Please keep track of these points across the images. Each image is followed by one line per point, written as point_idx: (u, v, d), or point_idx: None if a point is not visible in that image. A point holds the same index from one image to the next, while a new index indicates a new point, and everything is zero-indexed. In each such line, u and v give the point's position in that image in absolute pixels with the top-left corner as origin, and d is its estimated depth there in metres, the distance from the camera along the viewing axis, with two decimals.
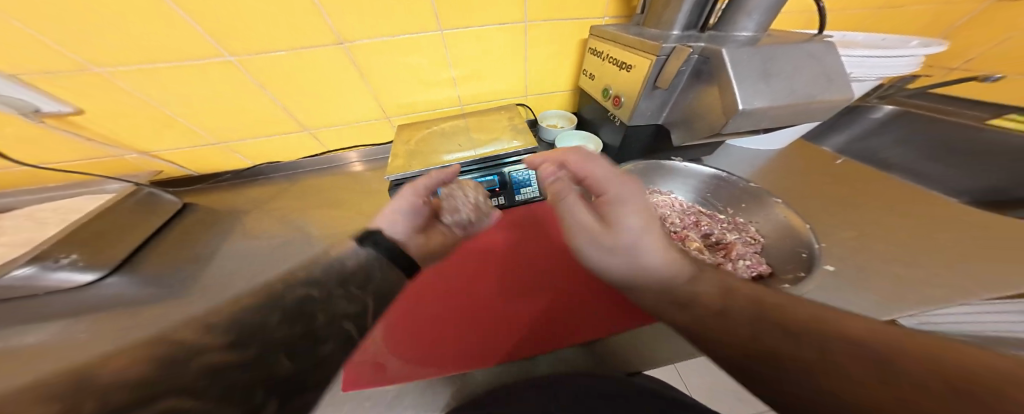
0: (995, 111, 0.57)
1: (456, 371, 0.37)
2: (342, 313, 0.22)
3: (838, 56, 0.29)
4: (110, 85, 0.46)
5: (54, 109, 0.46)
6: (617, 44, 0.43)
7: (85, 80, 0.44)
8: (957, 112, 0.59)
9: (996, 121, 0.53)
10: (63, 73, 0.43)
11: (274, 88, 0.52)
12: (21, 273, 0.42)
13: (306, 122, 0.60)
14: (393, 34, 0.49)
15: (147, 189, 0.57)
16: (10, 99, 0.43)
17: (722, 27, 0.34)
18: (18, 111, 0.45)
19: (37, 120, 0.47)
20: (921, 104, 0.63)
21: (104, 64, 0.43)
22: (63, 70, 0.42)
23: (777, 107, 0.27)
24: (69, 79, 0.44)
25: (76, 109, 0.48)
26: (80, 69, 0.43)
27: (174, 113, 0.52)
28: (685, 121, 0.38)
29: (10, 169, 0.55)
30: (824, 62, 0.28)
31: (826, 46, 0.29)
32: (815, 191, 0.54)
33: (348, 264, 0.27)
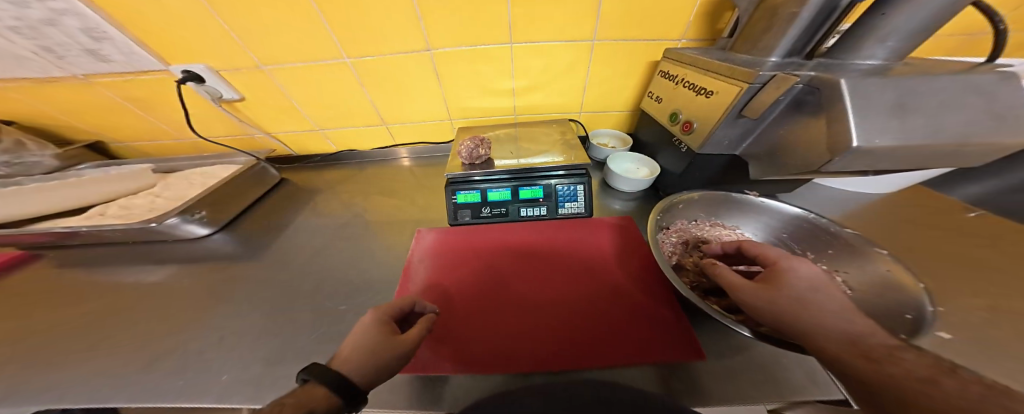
0: None
1: (478, 372, 0.37)
2: None
3: (1022, 89, 0.24)
4: (266, 79, 0.58)
5: (229, 96, 0.60)
6: (698, 68, 0.42)
7: (252, 76, 0.57)
8: None
9: None
10: (240, 69, 0.56)
11: (370, 86, 0.60)
12: (170, 222, 0.53)
13: (384, 118, 0.67)
14: (472, 45, 0.54)
15: (262, 164, 0.70)
16: (209, 88, 0.58)
17: (840, 54, 0.31)
18: (210, 97, 0.60)
19: (217, 104, 0.62)
20: None
21: (268, 63, 0.55)
22: (242, 67, 0.55)
23: (906, 147, 0.23)
24: (243, 74, 0.57)
25: (241, 97, 0.61)
26: (253, 67, 0.55)
27: (296, 103, 0.63)
28: (771, 155, 0.35)
29: (186, 140, 0.72)
30: (992, 98, 0.24)
31: (1001, 76, 0.24)
32: (937, 248, 0.44)
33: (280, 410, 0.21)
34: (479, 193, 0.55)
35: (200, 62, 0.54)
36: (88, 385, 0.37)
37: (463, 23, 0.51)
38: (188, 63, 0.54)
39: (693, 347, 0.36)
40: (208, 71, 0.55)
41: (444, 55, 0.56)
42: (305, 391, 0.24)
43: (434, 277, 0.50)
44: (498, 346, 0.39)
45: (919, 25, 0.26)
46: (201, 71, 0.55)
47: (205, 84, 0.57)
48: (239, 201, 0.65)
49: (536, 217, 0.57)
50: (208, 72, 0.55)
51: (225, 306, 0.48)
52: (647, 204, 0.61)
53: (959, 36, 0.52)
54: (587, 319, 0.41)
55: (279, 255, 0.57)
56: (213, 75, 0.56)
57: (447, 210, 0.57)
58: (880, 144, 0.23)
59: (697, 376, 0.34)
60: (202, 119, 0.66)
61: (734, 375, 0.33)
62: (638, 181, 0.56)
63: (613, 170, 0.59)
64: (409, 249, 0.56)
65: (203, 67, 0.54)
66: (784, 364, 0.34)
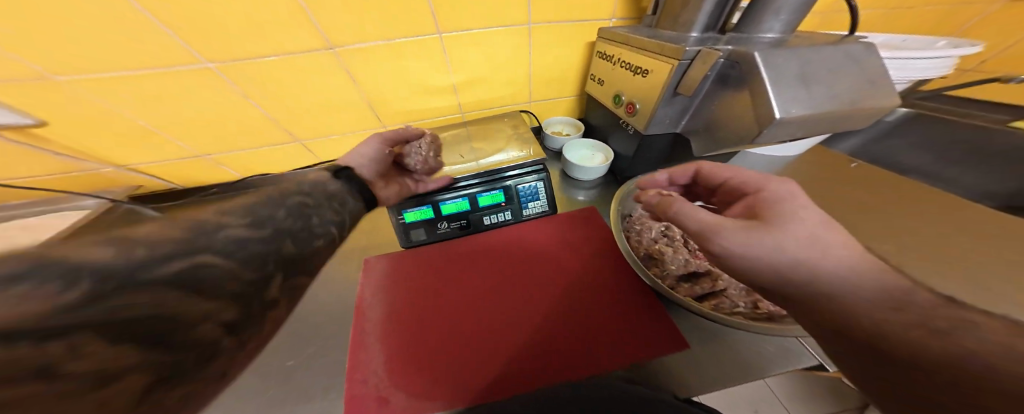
0: (1019, 112, 0.56)
1: (461, 405, 0.33)
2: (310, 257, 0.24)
3: (879, 55, 0.27)
4: (73, 94, 0.41)
5: (13, 121, 0.41)
6: (630, 48, 0.42)
7: (47, 90, 0.40)
8: (975, 114, 0.59)
9: (1016, 122, 0.53)
10: (15, 81, 0.38)
11: (259, 95, 0.48)
12: None
13: (298, 134, 0.56)
14: (389, 39, 0.46)
15: (126, 205, 0.52)
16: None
17: (744, 29, 0.32)
18: None
19: None
20: (937, 106, 0.63)
21: (63, 73, 0.38)
22: (10, 78, 0.38)
23: (817, 114, 0.25)
24: (21, 88, 0.39)
25: (39, 121, 0.43)
26: (36, 77, 0.38)
27: (147, 123, 0.47)
28: (707, 130, 0.36)
29: None
30: (864, 63, 0.27)
31: (866, 45, 0.27)
32: (832, 197, 0.54)
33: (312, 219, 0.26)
34: (432, 207, 0.49)
35: None
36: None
37: (370, 11, 0.42)
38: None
39: (677, 338, 0.38)
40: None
41: (355, 51, 0.46)
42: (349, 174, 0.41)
43: (399, 310, 0.44)
44: (478, 370, 0.36)
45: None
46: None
47: None
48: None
49: (501, 223, 0.53)
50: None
51: None
52: (607, 190, 0.62)
53: (822, 14, 0.61)
54: (575, 323, 0.40)
55: None
56: None
57: (396, 232, 0.50)
58: (796, 114, 0.25)
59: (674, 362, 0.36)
60: None
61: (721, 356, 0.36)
62: (597, 169, 0.55)
63: (570, 160, 0.58)
64: (359, 285, 0.48)
65: None
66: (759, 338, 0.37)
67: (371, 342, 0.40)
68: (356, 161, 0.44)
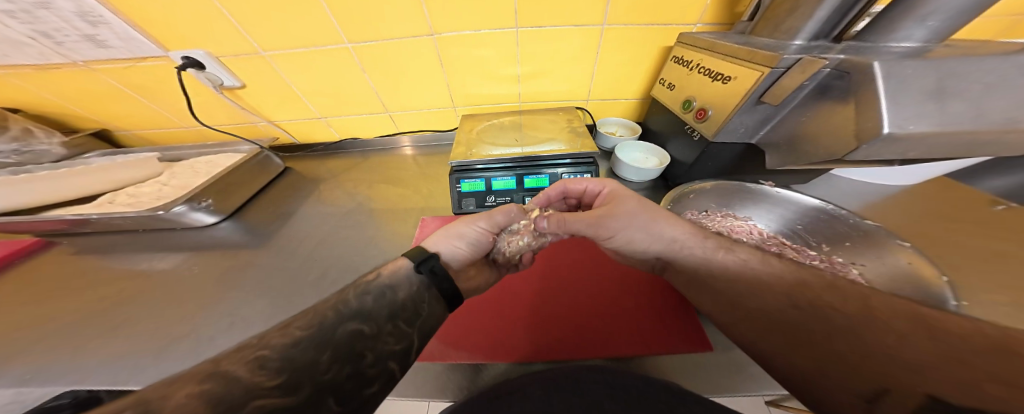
0: None
1: (480, 359, 0.38)
2: (387, 351, 0.23)
3: None
4: (266, 65, 0.57)
5: (230, 83, 0.60)
6: (714, 53, 0.40)
7: (251, 62, 0.56)
8: None
9: None
10: (239, 55, 0.55)
11: (372, 74, 0.59)
12: (178, 209, 0.53)
13: (387, 106, 0.66)
14: (475, 30, 0.52)
15: (265, 152, 0.70)
16: (210, 74, 0.57)
17: (869, 36, 0.28)
18: (211, 84, 0.59)
19: (219, 91, 0.62)
20: None
21: (268, 49, 0.54)
22: (241, 53, 0.54)
23: (943, 133, 0.22)
24: (241, 61, 0.56)
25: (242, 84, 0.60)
26: (253, 53, 0.54)
27: (298, 90, 0.62)
28: (789, 144, 0.33)
29: (189, 128, 0.72)
30: None
31: None
32: (961, 241, 0.43)
33: (398, 295, 0.29)
34: (483, 181, 0.54)
35: (201, 48, 0.53)
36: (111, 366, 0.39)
37: (466, 8, 0.49)
38: (187, 49, 0.53)
39: (700, 339, 0.37)
40: (208, 57, 0.54)
41: (451, 40, 0.54)
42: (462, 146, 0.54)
43: None
44: (498, 333, 0.40)
45: (965, 2, 0.24)
46: (201, 57, 0.54)
47: (206, 71, 0.56)
48: (244, 189, 0.65)
49: None
50: (208, 58, 0.54)
51: (232, 293, 0.48)
52: (654, 195, 0.60)
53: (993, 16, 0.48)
54: (595, 310, 0.41)
55: (284, 242, 0.57)
56: (213, 62, 0.55)
57: (451, 199, 0.56)
58: (913, 130, 0.22)
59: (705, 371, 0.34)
60: (204, 108, 0.66)
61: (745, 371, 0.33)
62: (647, 171, 0.54)
63: (621, 159, 0.57)
64: (413, 239, 0.57)
65: (203, 53, 0.53)
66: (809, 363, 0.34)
67: None
68: (447, 247, 0.38)
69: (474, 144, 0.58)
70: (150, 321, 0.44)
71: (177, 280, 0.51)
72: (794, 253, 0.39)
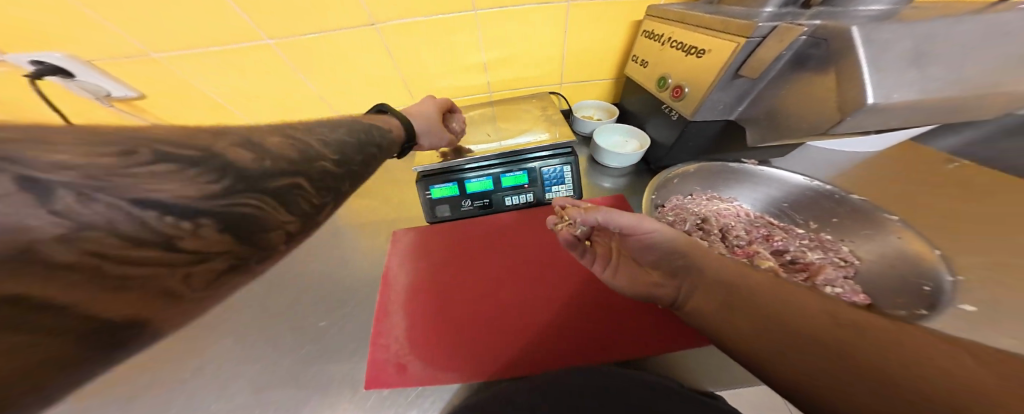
0: None
1: (474, 379, 0.36)
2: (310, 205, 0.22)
3: None
4: (165, 70, 0.48)
5: (121, 93, 0.50)
6: (686, 25, 0.37)
7: (146, 67, 0.47)
8: None
9: None
10: (122, 58, 0.45)
11: (308, 72, 0.51)
12: None
13: (338, 108, 0.59)
14: (425, 14, 0.46)
15: None
16: (84, 83, 0.47)
17: (835, 1, 0.26)
18: (93, 95, 0.49)
19: (107, 103, 0.52)
20: None
21: (159, 50, 0.45)
22: (122, 55, 0.45)
23: (926, 101, 0.21)
24: (129, 66, 0.46)
25: (139, 93, 0.51)
26: (141, 55, 0.45)
27: (218, 96, 0.53)
28: (768, 118, 0.31)
29: None
30: (1011, 41, 0.21)
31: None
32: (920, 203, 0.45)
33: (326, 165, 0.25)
34: (456, 184, 0.50)
35: (56, 49, 0.43)
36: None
37: None
38: (40, 52, 0.43)
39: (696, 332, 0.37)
40: (68, 61, 0.44)
41: (398, 29, 0.47)
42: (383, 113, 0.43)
43: (421, 282, 0.47)
44: (489, 347, 0.38)
45: None
46: (58, 60, 0.43)
47: (78, 79, 0.46)
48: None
49: (522, 204, 0.53)
50: (70, 62, 0.44)
51: (175, 337, 0.41)
52: (637, 180, 0.58)
53: None
54: (592, 311, 0.41)
55: None
56: (81, 65, 0.45)
57: (423, 206, 0.52)
58: (897, 100, 0.20)
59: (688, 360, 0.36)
60: (104, 124, 0.56)
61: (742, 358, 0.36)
62: (629, 156, 0.52)
63: (600, 145, 0.55)
64: (387, 254, 0.52)
65: (61, 55, 0.43)
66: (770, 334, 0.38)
67: (393, 311, 0.43)
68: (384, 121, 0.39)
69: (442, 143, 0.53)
70: None
71: None
72: (785, 234, 0.40)
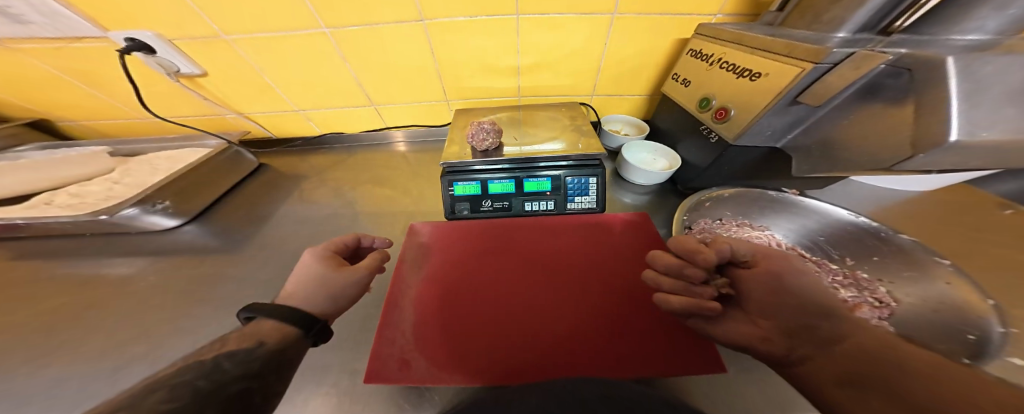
0: None
1: (477, 382, 0.34)
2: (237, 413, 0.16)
3: None
4: (231, 50, 0.50)
5: (189, 71, 0.53)
6: (740, 45, 0.37)
7: (216, 47, 0.50)
8: None
9: None
10: (199, 38, 0.48)
11: (356, 64, 0.53)
12: (127, 213, 0.47)
13: (374, 99, 0.60)
14: (471, 16, 0.47)
15: (235, 148, 0.63)
16: (161, 59, 0.51)
17: (926, 28, 0.25)
18: (165, 70, 0.53)
19: (174, 79, 0.55)
20: None
21: (231, 32, 0.47)
22: (202, 36, 0.48)
23: (1018, 144, 0.19)
24: (203, 45, 0.49)
25: (203, 72, 0.54)
26: (214, 36, 0.48)
27: (271, 79, 0.56)
28: (822, 147, 0.30)
29: (146, 119, 0.64)
30: None
31: None
32: (972, 251, 0.42)
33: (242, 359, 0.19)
34: (480, 184, 0.50)
35: (149, 29, 0.46)
36: (23, 402, 0.31)
37: None
38: (131, 30, 0.46)
39: (714, 359, 0.35)
40: (157, 39, 0.47)
41: (443, 27, 0.48)
42: (252, 326, 0.24)
43: (432, 277, 0.47)
44: (496, 350, 0.37)
45: None
46: (148, 38, 0.47)
47: (157, 56, 0.50)
48: (213, 191, 0.58)
49: (541, 212, 0.52)
50: (157, 40, 0.48)
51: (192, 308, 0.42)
52: (661, 199, 0.57)
53: None
54: (603, 324, 0.39)
55: (256, 248, 0.51)
56: (165, 44, 0.48)
57: (444, 203, 0.52)
58: (987, 137, 0.19)
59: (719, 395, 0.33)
60: (162, 97, 0.59)
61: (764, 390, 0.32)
62: (656, 174, 0.51)
63: (627, 160, 0.54)
64: (402, 247, 0.52)
65: (153, 34, 0.47)
66: None
67: (403, 303, 0.43)
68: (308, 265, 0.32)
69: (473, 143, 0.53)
70: (80, 346, 0.37)
71: (123, 292, 0.43)
72: (818, 268, 0.38)
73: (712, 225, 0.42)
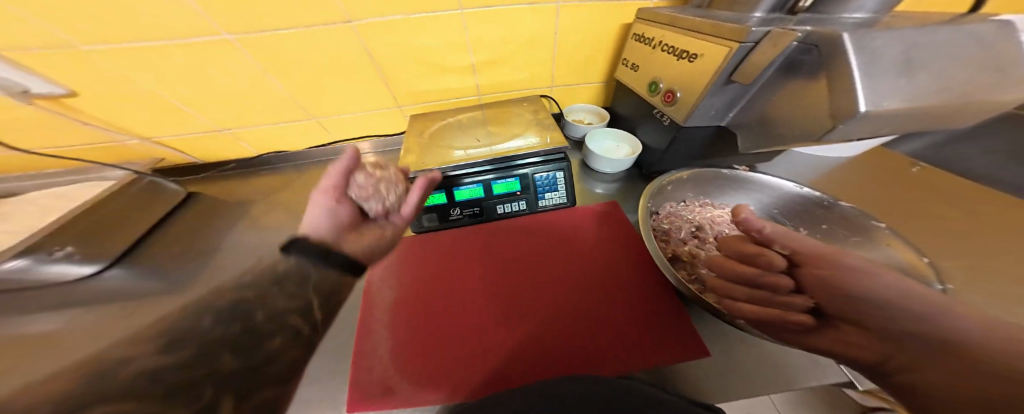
0: None
1: (463, 397, 0.33)
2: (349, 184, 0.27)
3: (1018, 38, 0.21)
4: (100, 64, 0.42)
5: (45, 90, 0.43)
6: (676, 28, 0.37)
7: (80, 60, 0.41)
8: None
9: None
10: (48, 51, 0.39)
11: (277, 73, 0.47)
12: (13, 266, 0.39)
13: (311, 111, 0.55)
14: (411, 12, 0.44)
15: (149, 178, 0.54)
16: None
17: (823, 8, 0.27)
18: (6, 92, 0.41)
19: (25, 101, 0.44)
20: None
21: (90, 41, 0.39)
22: (52, 46, 0.38)
23: (912, 111, 0.20)
24: (58, 59, 0.40)
25: (71, 91, 0.44)
26: (67, 46, 0.39)
27: (171, 97, 0.48)
28: (760, 124, 0.32)
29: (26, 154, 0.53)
30: (994, 49, 0.20)
31: (1001, 24, 0.21)
32: (889, 206, 0.48)
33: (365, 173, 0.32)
34: (444, 192, 0.47)
35: None
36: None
37: None
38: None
39: (698, 344, 0.36)
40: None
41: (380, 27, 0.44)
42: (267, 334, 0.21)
43: (407, 295, 0.44)
44: (482, 358, 0.36)
45: None
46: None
47: None
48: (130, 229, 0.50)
49: (514, 213, 0.52)
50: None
51: None
52: (628, 185, 0.58)
53: None
54: (593, 321, 0.39)
55: (190, 289, 0.44)
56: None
57: (408, 216, 0.49)
58: (888, 108, 0.20)
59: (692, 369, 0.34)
60: (18, 126, 0.48)
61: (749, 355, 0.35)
62: (621, 161, 0.52)
63: (592, 149, 0.54)
64: (369, 268, 0.48)
65: None
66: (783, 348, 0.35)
67: (378, 327, 0.40)
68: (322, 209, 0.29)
69: (432, 148, 0.49)
70: None
71: None
72: None
73: (685, 215, 0.43)
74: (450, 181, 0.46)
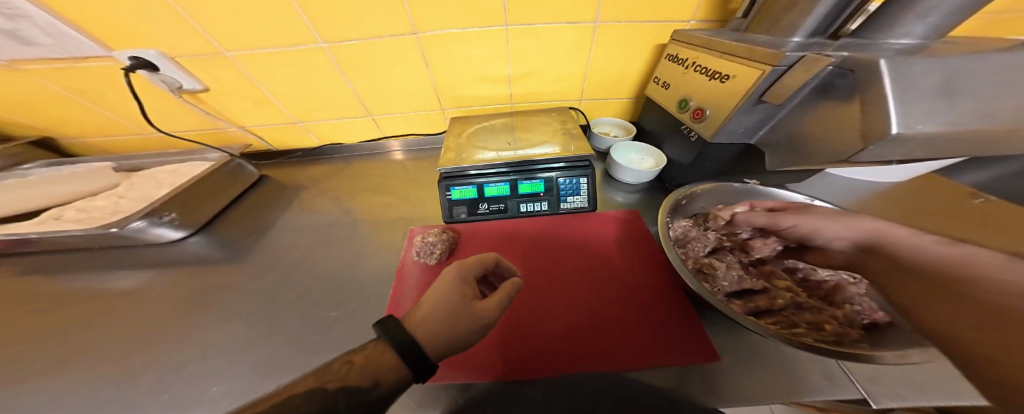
0: None
1: (480, 376, 0.36)
2: None
3: None
4: (232, 67, 0.53)
5: (190, 86, 0.55)
6: (710, 50, 0.39)
7: (218, 63, 0.52)
8: None
9: None
10: (199, 56, 0.50)
11: (352, 75, 0.55)
12: (135, 226, 0.48)
13: (370, 110, 0.63)
14: (464, 27, 0.50)
15: (237, 160, 0.64)
16: (165, 77, 0.53)
17: (868, 32, 0.27)
18: (169, 87, 0.55)
19: (178, 95, 0.57)
20: None
21: (232, 49, 0.50)
22: (202, 53, 0.50)
23: (954, 135, 0.20)
24: (203, 62, 0.51)
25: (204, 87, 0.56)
26: (215, 53, 0.50)
27: (268, 93, 0.58)
28: (788, 142, 0.32)
29: (151, 135, 0.66)
30: None
31: None
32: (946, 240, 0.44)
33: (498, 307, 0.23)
34: (475, 187, 0.51)
35: (152, 47, 0.48)
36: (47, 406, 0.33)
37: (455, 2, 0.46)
38: (135, 48, 0.48)
39: (705, 348, 0.36)
40: (161, 57, 0.50)
41: (435, 39, 0.51)
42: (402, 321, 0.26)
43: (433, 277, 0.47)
44: (498, 344, 0.39)
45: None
46: (153, 57, 0.49)
47: (161, 72, 0.52)
48: (217, 203, 0.60)
49: (537, 212, 0.54)
50: (162, 58, 0.50)
51: (197, 316, 0.42)
52: (650, 197, 0.59)
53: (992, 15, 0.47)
54: (601, 321, 0.41)
55: (259, 257, 0.52)
56: (168, 62, 0.51)
57: (442, 207, 0.54)
58: (923, 131, 0.20)
59: (707, 378, 0.34)
60: (163, 113, 0.61)
61: (784, 369, 0.33)
62: (643, 172, 0.53)
63: (616, 160, 0.56)
64: (402, 250, 0.52)
65: (155, 52, 0.49)
66: (803, 361, 0.34)
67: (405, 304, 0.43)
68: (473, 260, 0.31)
69: (466, 148, 0.55)
70: (91, 356, 0.38)
71: (131, 304, 0.45)
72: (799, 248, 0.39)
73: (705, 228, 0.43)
74: (478, 179, 0.51)
